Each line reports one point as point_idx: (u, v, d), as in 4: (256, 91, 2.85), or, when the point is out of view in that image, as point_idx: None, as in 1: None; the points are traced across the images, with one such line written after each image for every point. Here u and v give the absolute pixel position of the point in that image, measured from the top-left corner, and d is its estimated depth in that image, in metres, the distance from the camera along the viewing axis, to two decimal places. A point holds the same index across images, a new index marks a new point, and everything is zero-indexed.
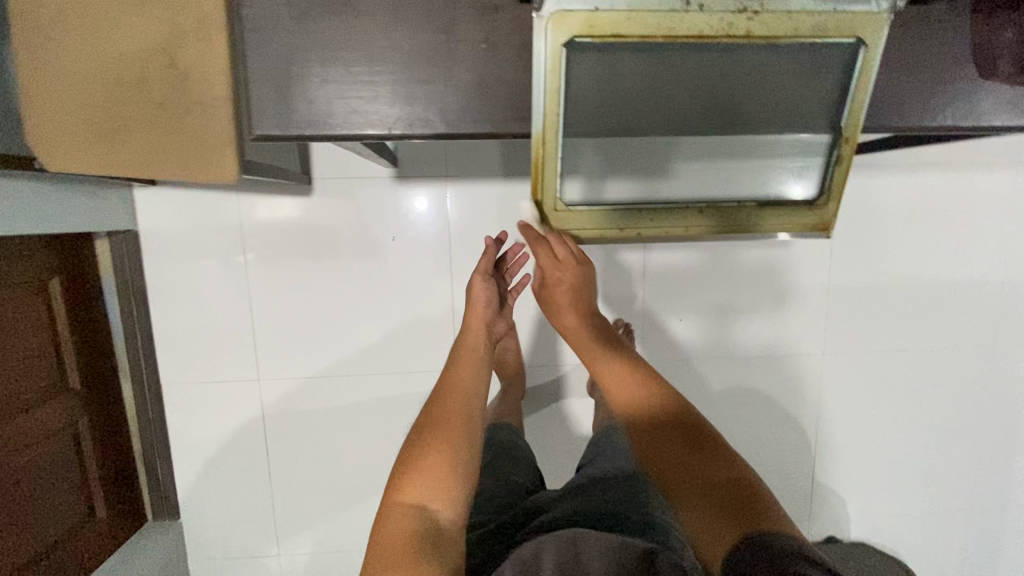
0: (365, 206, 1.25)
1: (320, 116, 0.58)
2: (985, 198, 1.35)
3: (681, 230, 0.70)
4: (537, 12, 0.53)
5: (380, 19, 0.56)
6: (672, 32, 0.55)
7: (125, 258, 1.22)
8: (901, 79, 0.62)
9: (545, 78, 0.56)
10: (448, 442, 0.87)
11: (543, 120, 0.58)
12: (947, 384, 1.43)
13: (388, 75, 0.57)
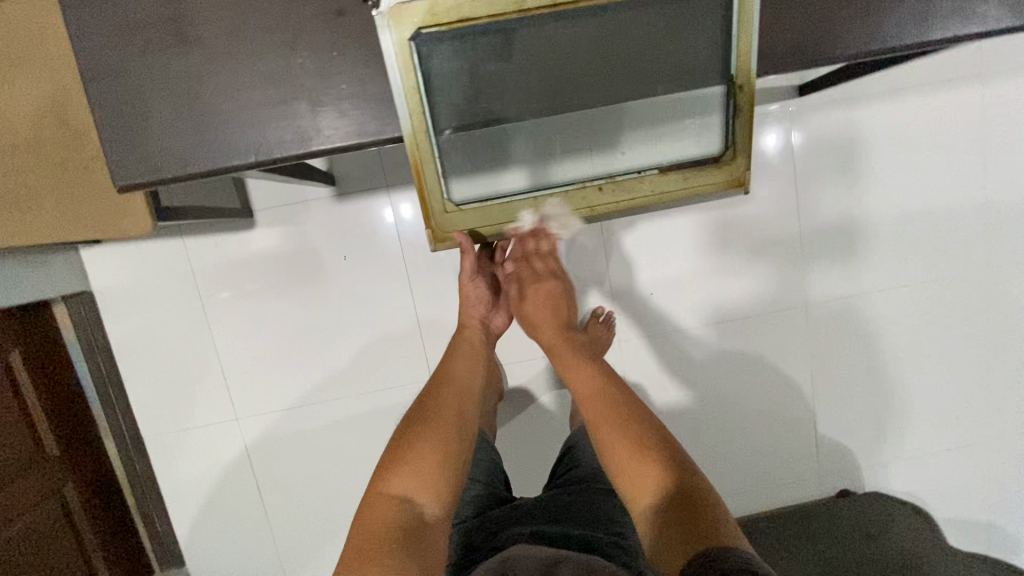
0: (311, 230, 1.23)
1: (179, 155, 0.55)
2: (950, 118, 1.29)
3: (584, 212, 0.64)
4: (376, 10, 0.50)
5: (221, 44, 0.54)
6: (522, 4, 0.52)
7: (87, 319, 1.21)
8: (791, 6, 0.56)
9: (400, 77, 0.52)
10: (440, 436, 0.86)
11: (410, 122, 0.54)
12: (946, 318, 1.37)
13: (241, 102, 0.54)
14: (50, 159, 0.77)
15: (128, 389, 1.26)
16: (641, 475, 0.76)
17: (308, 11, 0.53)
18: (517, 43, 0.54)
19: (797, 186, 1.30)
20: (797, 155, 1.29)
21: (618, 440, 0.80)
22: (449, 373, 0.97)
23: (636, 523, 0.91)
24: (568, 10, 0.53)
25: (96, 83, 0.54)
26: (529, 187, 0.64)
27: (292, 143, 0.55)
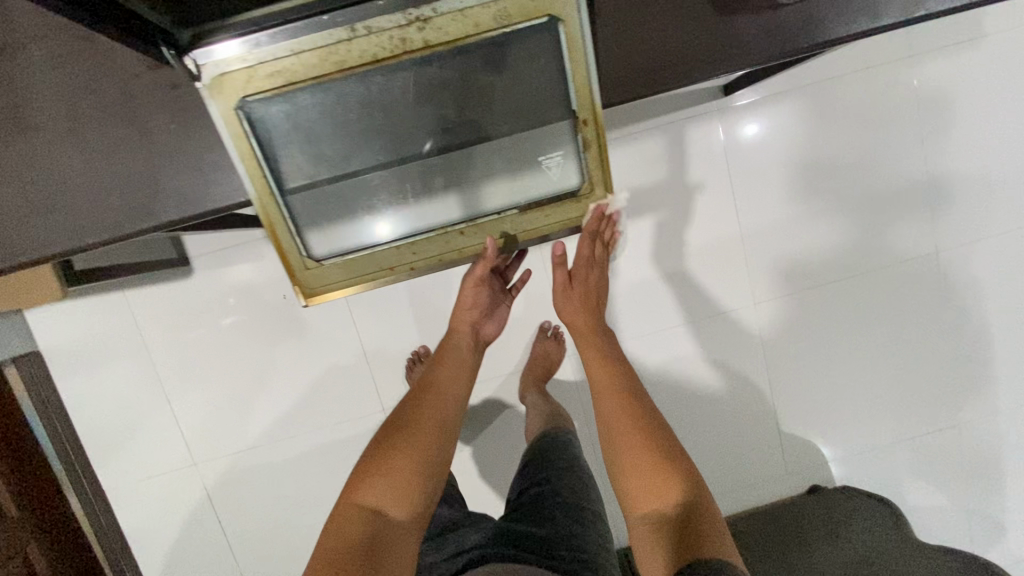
0: (249, 272, 1.23)
1: (36, 236, 0.56)
2: (883, 101, 1.27)
3: (452, 254, 0.72)
4: (197, 80, 0.56)
5: (57, 124, 0.54)
6: (343, 63, 0.58)
7: (38, 377, 1.22)
8: (630, 23, 0.58)
9: (233, 143, 0.57)
10: (420, 447, 0.81)
11: (253, 185, 0.60)
12: (900, 304, 1.35)
13: (90, 180, 0.55)
14: None
15: (86, 441, 1.27)
16: (654, 486, 0.75)
17: (140, 83, 0.54)
18: (353, 100, 0.60)
19: (734, 184, 1.28)
20: (732, 153, 1.27)
21: (628, 442, 0.79)
22: (436, 378, 0.91)
23: (594, 530, 0.91)
24: (390, 65, 0.59)
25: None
26: (397, 237, 0.69)
27: (140, 218, 0.57)
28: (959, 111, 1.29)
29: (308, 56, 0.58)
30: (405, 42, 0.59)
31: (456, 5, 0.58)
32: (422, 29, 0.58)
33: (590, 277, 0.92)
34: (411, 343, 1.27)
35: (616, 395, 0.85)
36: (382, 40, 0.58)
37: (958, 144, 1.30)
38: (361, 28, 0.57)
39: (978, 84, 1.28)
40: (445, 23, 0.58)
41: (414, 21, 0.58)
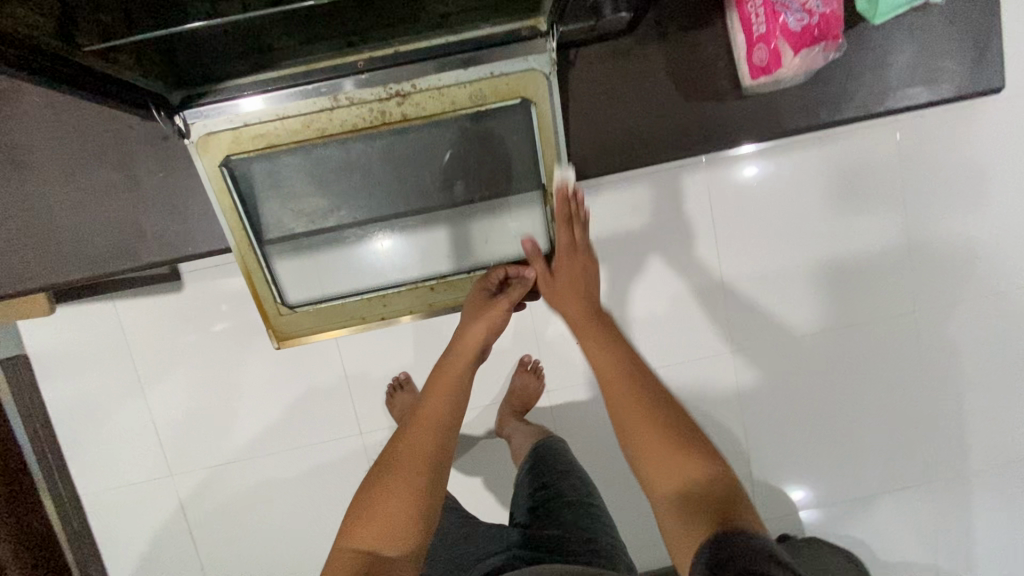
0: (237, 290, 1.25)
1: (66, 254, 0.79)
2: (870, 160, 1.30)
3: (424, 307, 0.90)
4: (188, 140, 0.74)
5: (72, 169, 0.78)
6: (324, 130, 0.77)
7: (21, 382, 1.24)
8: (630, 107, 0.85)
9: (216, 196, 0.77)
10: (410, 488, 0.76)
11: (234, 236, 0.79)
12: (875, 361, 1.37)
13: (104, 211, 0.79)
14: None
15: (65, 447, 1.29)
16: (678, 467, 0.69)
17: (133, 133, 0.78)
18: (331, 168, 0.81)
19: (719, 232, 1.31)
20: (714, 204, 1.29)
21: (646, 428, 0.72)
22: (425, 413, 0.82)
23: (599, 523, 0.93)
24: (370, 131, 0.78)
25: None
26: (369, 289, 0.88)
27: (126, 256, 0.80)
28: (938, 178, 1.32)
29: (288, 120, 0.76)
30: (385, 114, 0.78)
31: (431, 85, 0.76)
32: (402, 103, 0.77)
33: (576, 264, 0.84)
34: (388, 368, 1.29)
35: (628, 381, 0.76)
36: (363, 111, 0.77)
37: (936, 209, 1.33)
38: (343, 100, 0.75)
39: (963, 149, 1.31)
40: (422, 100, 0.77)
41: (392, 98, 0.77)
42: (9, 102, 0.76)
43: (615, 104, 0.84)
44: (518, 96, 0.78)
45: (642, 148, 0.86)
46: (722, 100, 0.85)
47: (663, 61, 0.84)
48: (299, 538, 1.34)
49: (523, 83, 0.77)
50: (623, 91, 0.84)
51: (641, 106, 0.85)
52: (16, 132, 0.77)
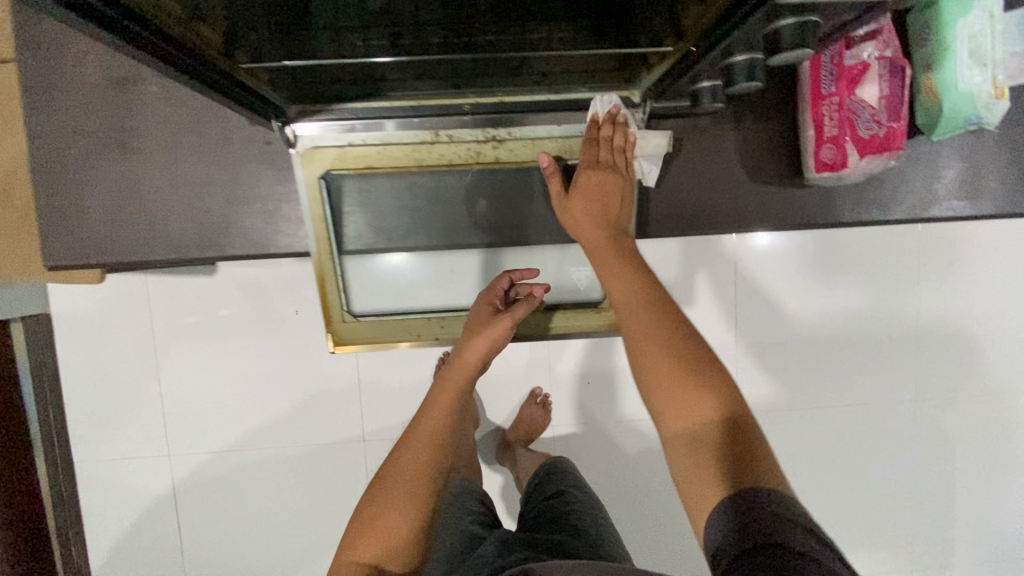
0: (268, 283, 1.28)
1: (153, 237, 0.82)
2: (891, 250, 1.36)
3: None
4: (293, 148, 0.82)
5: (167, 157, 0.82)
6: (421, 160, 0.85)
7: (37, 339, 1.25)
8: (693, 176, 0.90)
9: (309, 204, 0.84)
10: (406, 503, 0.82)
11: (315, 242, 0.86)
12: (869, 443, 1.40)
13: (196, 201, 0.83)
14: (16, 210, 0.86)
15: (68, 412, 1.29)
16: (691, 410, 0.63)
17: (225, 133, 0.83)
18: (419, 194, 0.87)
19: (739, 297, 1.35)
20: (737, 268, 1.34)
21: (664, 365, 0.65)
22: (421, 431, 0.86)
23: (608, 536, 0.93)
24: (462, 168, 0.86)
25: (44, 171, 0.79)
26: (427, 309, 0.97)
27: (212, 246, 0.84)
28: (949, 276, 1.37)
29: (389, 148, 0.84)
30: (478, 154, 0.86)
31: (524, 135, 0.86)
32: (497, 147, 0.86)
33: (594, 177, 0.80)
34: (403, 380, 1.31)
35: (646, 310, 0.69)
36: (460, 148, 0.86)
37: (943, 306, 1.38)
38: (444, 137, 0.84)
39: (979, 253, 1.37)
40: (514, 147, 0.86)
41: (488, 141, 0.86)
42: (131, 85, 0.81)
43: (682, 176, 0.90)
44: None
45: (701, 217, 0.91)
46: (782, 185, 0.91)
47: (733, 144, 0.90)
48: (284, 537, 1.34)
49: None
50: (693, 164, 0.90)
51: (707, 180, 0.90)
52: (132, 113, 0.81)
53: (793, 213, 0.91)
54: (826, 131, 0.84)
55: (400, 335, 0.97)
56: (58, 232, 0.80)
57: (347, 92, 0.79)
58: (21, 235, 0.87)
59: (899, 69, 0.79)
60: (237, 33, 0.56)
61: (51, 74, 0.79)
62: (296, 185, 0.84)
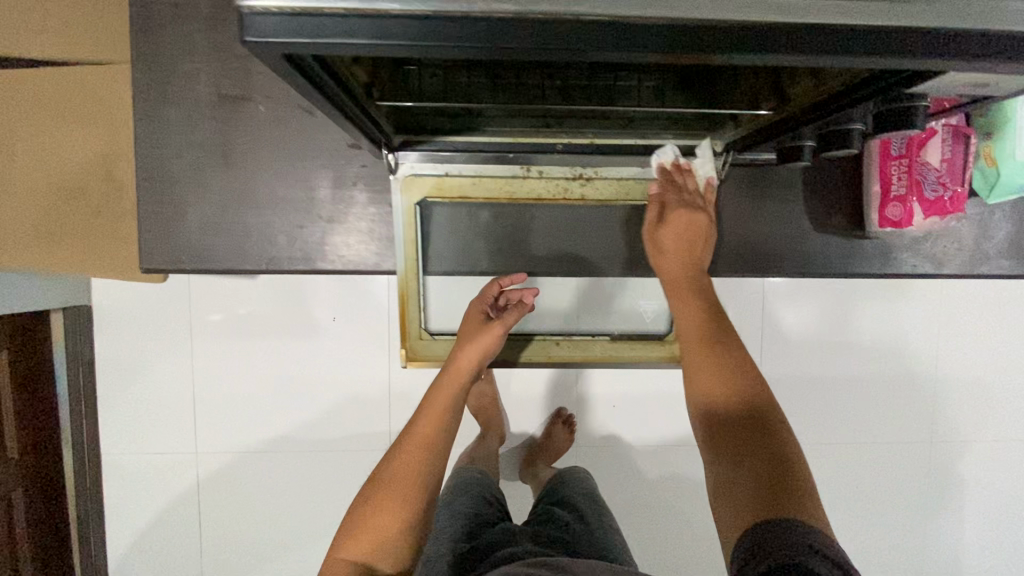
0: (307, 291, 1.30)
1: (244, 246, 0.92)
2: (913, 297, 1.39)
3: (543, 356, 1.03)
4: (394, 174, 0.86)
5: (260, 175, 0.93)
6: (513, 194, 0.89)
7: (76, 332, 1.26)
8: (754, 223, 0.97)
9: (403, 227, 0.88)
10: (400, 505, 0.78)
11: (404, 263, 0.91)
12: (883, 487, 1.42)
13: (282, 216, 0.93)
14: (89, 206, 0.90)
15: (98, 404, 1.31)
16: (746, 438, 0.65)
17: (308, 158, 0.93)
18: (505, 223, 0.93)
19: (765, 332, 1.37)
20: (765, 306, 1.36)
21: (724, 396, 0.68)
22: (416, 434, 0.82)
23: (613, 537, 0.98)
24: (551, 202, 0.90)
25: (150, 179, 0.90)
26: None
27: (295, 258, 0.94)
28: (966, 325, 1.41)
29: (485, 180, 0.88)
30: (567, 190, 0.90)
31: (613, 175, 0.89)
32: (585, 185, 0.89)
33: (680, 219, 0.81)
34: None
35: (712, 342, 0.72)
36: (551, 184, 0.89)
37: (960, 354, 1.41)
38: (537, 173, 0.88)
39: (995, 305, 1.41)
40: (602, 186, 0.90)
41: (578, 178, 0.89)
42: (237, 106, 0.91)
43: (750, 224, 0.97)
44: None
45: (761, 260, 0.97)
46: (844, 236, 0.99)
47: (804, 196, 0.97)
48: (301, 541, 1.35)
49: (699, 190, 0.88)
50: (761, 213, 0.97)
51: (764, 227, 0.97)
52: (237, 132, 0.92)
53: (855, 263, 0.98)
54: (891, 189, 0.91)
55: None
56: (157, 232, 0.91)
57: (443, 125, 0.81)
58: (92, 232, 0.90)
59: (961, 137, 0.87)
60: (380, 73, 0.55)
61: (166, 92, 0.90)
62: (394, 209, 0.88)
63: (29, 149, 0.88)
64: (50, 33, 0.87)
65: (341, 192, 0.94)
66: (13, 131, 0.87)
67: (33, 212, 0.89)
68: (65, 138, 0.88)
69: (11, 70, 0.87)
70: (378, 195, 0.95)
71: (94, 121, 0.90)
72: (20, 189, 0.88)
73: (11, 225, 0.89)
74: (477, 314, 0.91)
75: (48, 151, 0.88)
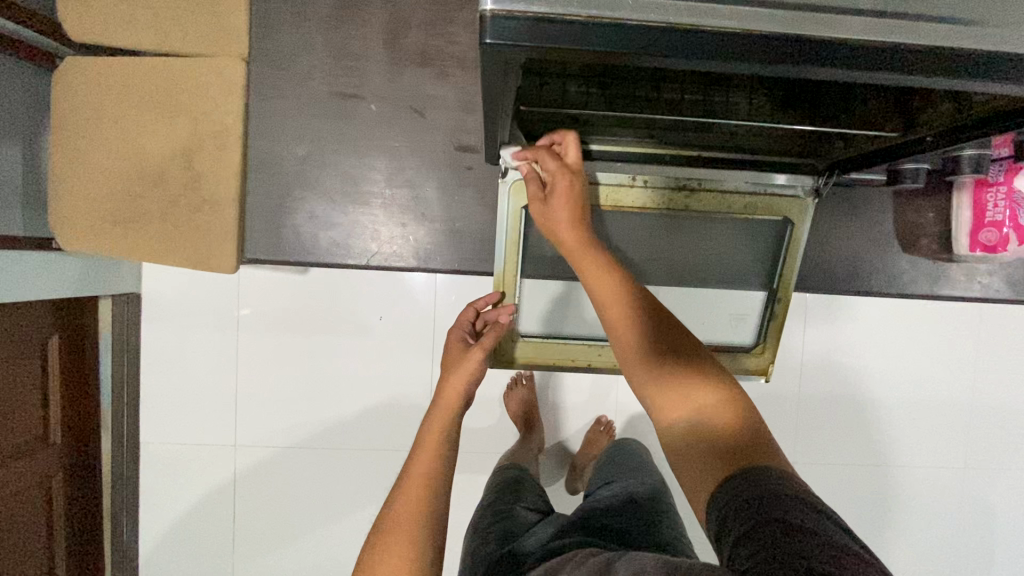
0: (356, 288, 1.31)
1: (322, 243, 0.95)
2: (961, 321, 1.38)
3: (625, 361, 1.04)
4: (502, 180, 0.91)
5: (340, 172, 0.96)
6: (617, 202, 0.90)
7: (127, 318, 1.27)
8: (818, 247, 1.04)
9: (506, 230, 0.93)
10: (410, 541, 0.67)
11: (503, 265, 0.96)
12: (920, 512, 1.42)
13: (359, 214, 0.96)
14: (168, 192, 0.91)
15: (140, 392, 1.31)
16: (689, 398, 0.66)
17: (386, 159, 0.96)
18: (604, 229, 0.93)
19: (807, 352, 1.37)
20: (809, 325, 1.36)
21: (655, 362, 0.68)
22: (416, 470, 0.73)
23: (665, 522, 0.96)
24: (653, 212, 0.91)
25: (259, 172, 0.95)
26: (581, 334, 1.03)
27: (370, 256, 0.96)
28: (1009, 351, 1.40)
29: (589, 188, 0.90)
30: (669, 201, 0.91)
31: (717, 190, 0.89)
32: (688, 197, 0.90)
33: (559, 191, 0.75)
34: (492, 394, 1.35)
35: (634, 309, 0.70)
36: (655, 194, 0.90)
37: (1002, 381, 1.40)
38: (641, 182, 0.89)
39: None
40: (705, 199, 0.90)
41: (682, 190, 0.90)
42: (350, 104, 0.95)
43: (830, 242, 1.04)
44: (780, 215, 0.90)
45: (828, 279, 1.05)
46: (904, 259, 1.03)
47: (887, 221, 1.03)
48: (336, 538, 1.34)
49: (799, 207, 0.89)
50: (842, 230, 1.04)
51: (826, 250, 1.03)
52: (348, 130, 0.96)
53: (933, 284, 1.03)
54: (986, 214, 0.91)
55: (557, 358, 1.04)
56: (239, 221, 0.92)
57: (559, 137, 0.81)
58: (169, 220, 0.91)
59: None
60: (536, 80, 0.56)
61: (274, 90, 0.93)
62: (499, 212, 0.93)
63: (116, 138, 0.90)
64: (155, 22, 0.89)
65: (446, 193, 0.97)
66: (103, 120, 0.90)
67: (114, 198, 0.90)
68: (152, 127, 0.90)
69: (101, 60, 0.89)
70: (472, 196, 0.97)
71: (173, 109, 0.90)
72: (104, 176, 0.90)
73: (91, 210, 0.90)
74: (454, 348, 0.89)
75: (133, 139, 0.90)
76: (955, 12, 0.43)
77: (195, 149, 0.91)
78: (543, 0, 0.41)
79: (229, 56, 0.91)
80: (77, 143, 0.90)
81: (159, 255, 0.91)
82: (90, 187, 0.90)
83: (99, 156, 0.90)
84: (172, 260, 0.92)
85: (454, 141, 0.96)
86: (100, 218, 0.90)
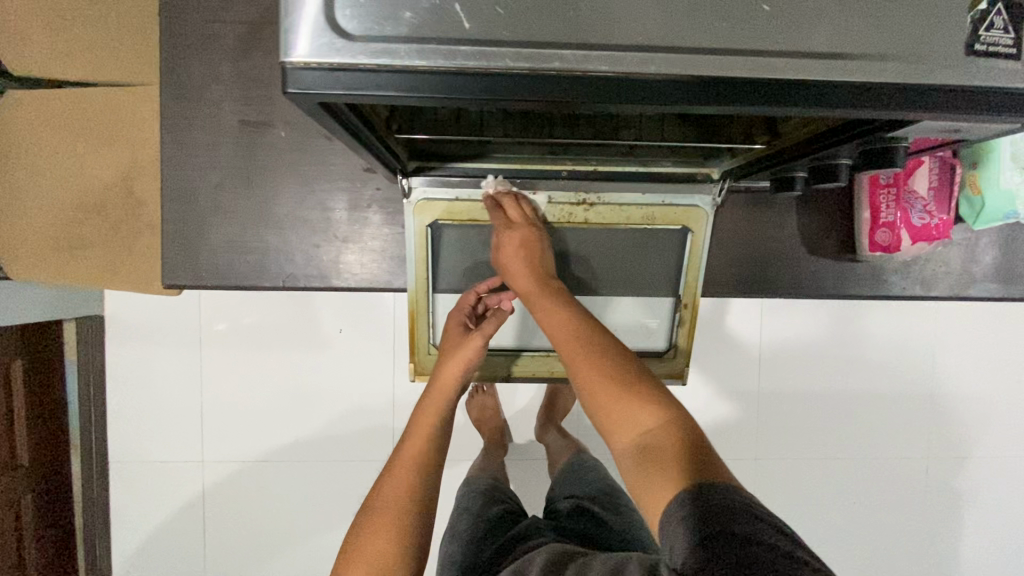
0: (312, 304, 1.33)
1: (264, 262, 0.98)
2: (914, 314, 1.39)
3: (545, 371, 1.07)
4: (407, 200, 0.91)
5: (276, 195, 0.98)
6: None
7: (89, 340, 1.29)
8: (740, 250, 1.05)
9: (414, 249, 0.94)
10: (394, 525, 0.72)
11: (415, 281, 0.96)
12: (888, 500, 1.42)
13: (298, 234, 0.99)
14: (109, 221, 0.94)
15: (106, 412, 1.32)
16: (633, 422, 0.62)
17: (320, 179, 0.99)
18: None
19: (767, 350, 1.37)
20: (766, 323, 1.36)
21: (603, 386, 0.65)
22: (407, 455, 0.78)
23: (634, 522, 0.98)
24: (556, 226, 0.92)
25: (194, 198, 0.97)
26: (506, 346, 1.04)
27: (312, 275, 0.99)
28: (963, 342, 1.41)
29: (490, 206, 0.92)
30: (570, 215, 0.92)
31: (615, 203, 0.91)
32: (588, 210, 0.91)
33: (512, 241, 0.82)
34: None
35: (581, 337, 0.70)
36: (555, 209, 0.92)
37: (959, 372, 1.41)
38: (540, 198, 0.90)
39: (995, 323, 1.40)
40: (605, 211, 0.92)
41: (582, 203, 0.91)
42: (263, 131, 0.97)
43: (757, 243, 1.05)
44: (679, 224, 0.92)
45: (749, 281, 1.05)
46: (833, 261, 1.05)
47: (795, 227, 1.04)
48: (307, 548, 1.36)
49: (695, 217, 0.92)
50: (765, 234, 1.05)
51: (752, 251, 1.04)
52: (280, 151, 0.98)
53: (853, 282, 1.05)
54: (881, 215, 0.97)
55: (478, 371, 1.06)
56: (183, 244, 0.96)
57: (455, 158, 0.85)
58: (112, 245, 0.94)
59: (946, 166, 0.94)
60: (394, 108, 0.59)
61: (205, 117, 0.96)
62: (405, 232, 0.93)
63: (53, 168, 0.92)
64: (73, 58, 0.91)
65: (370, 211, 0.99)
66: (41, 150, 0.92)
67: (54, 226, 0.93)
68: (89, 156, 0.93)
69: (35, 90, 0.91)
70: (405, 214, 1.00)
71: (109, 138, 0.93)
72: (43, 204, 0.93)
73: (32, 238, 0.93)
74: (455, 331, 0.92)
75: (72, 166, 0.92)
76: (762, 43, 0.45)
77: (134, 176, 0.94)
78: (346, 52, 0.44)
79: (147, 89, 0.93)
80: (15, 173, 0.92)
81: (103, 280, 0.95)
82: (31, 215, 0.93)
83: (37, 185, 0.92)
84: (118, 284, 0.96)
85: (365, 163, 0.98)
86: (43, 246, 0.93)
